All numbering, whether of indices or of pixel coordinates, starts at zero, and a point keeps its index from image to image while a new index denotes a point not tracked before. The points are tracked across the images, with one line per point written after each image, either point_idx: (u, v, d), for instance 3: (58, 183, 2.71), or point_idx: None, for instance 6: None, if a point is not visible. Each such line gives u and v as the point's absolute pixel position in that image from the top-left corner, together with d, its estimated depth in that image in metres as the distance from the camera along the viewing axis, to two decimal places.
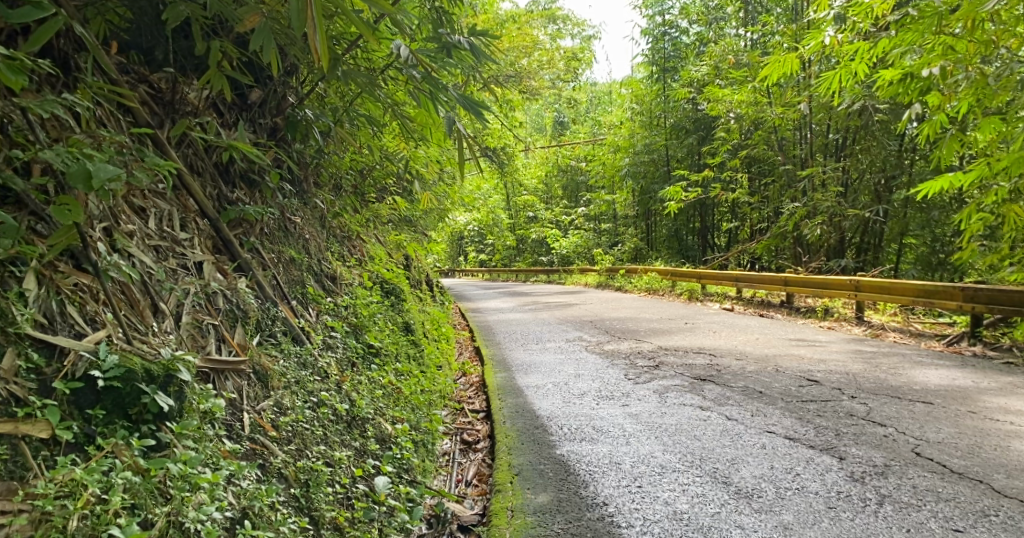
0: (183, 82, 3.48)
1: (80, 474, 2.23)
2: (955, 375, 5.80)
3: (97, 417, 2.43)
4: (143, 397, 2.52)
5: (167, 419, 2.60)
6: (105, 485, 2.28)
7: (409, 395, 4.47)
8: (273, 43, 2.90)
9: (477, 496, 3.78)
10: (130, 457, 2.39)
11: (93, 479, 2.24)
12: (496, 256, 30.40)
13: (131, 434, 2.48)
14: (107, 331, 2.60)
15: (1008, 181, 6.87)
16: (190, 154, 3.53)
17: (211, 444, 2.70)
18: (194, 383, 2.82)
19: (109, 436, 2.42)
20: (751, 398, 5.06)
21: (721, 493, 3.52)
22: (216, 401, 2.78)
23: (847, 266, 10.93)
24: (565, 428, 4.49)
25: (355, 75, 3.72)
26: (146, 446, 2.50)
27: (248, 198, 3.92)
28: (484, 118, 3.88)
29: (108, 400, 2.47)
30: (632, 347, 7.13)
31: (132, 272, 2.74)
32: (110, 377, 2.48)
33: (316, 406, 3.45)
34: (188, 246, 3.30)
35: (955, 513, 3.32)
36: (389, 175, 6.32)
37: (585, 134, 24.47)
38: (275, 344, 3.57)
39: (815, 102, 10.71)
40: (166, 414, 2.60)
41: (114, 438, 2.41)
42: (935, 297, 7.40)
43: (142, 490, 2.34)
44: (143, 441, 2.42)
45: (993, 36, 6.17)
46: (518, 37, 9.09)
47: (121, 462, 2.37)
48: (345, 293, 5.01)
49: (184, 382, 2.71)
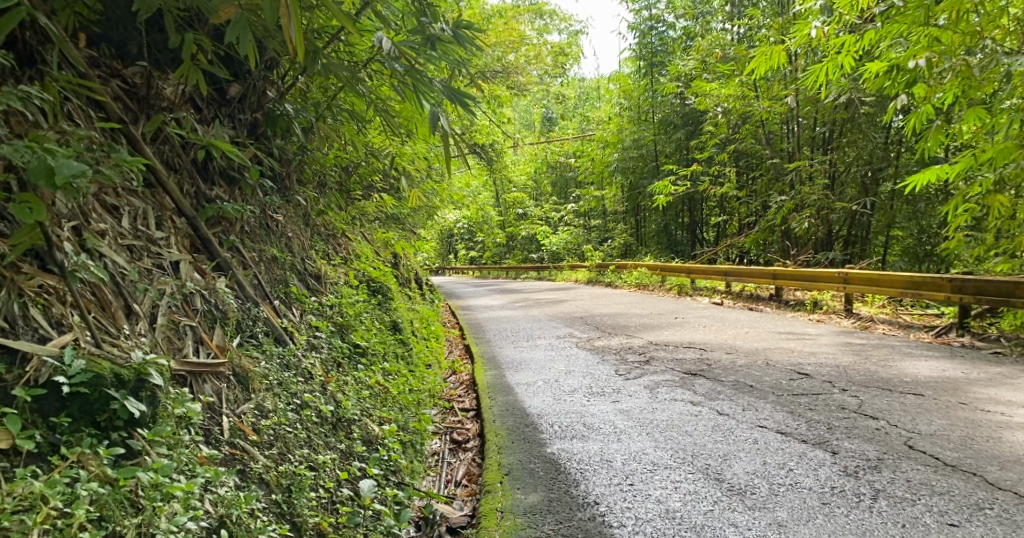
0: (158, 77, 3.38)
1: (41, 486, 2.14)
2: (945, 366, 5.78)
3: (62, 425, 2.35)
4: (112, 402, 2.44)
5: (138, 426, 2.52)
6: (69, 497, 2.19)
7: (397, 395, 4.40)
8: (249, 36, 2.82)
9: (467, 497, 3.71)
10: (97, 466, 2.30)
11: (55, 491, 2.16)
12: (485, 253, 30.29)
13: (99, 441, 2.40)
14: (75, 335, 2.52)
15: (993, 171, 6.85)
16: (166, 151, 3.44)
17: (187, 450, 2.62)
18: (170, 386, 2.73)
19: (75, 445, 2.33)
20: (742, 392, 5.02)
21: (714, 490, 3.47)
22: (191, 405, 2.69)
23: (835, 259, 10.93)
24: (556, 426, 4.42)
25: (336, 69, 3.63)
26: (116, 453, 2.41)
27: (228, 196, 3.83)
28: (470, 112, 3.80)
29: (74, 407, 2.39)
30: (623, 342, 7.08)
31: (101, 273, 2.66)
32: (76, 383, 2.40)
33: (299, 408, 3.37)
34: (164, 245, 3.21)
35: (950, 507, 3.29)
36: (375, 172, 6.23)
37: (574, 130, 24.45)
38: (256, 345, 3.49)
39: (802, 95, 10.68)
40: (137, 420, 2.51)
41: (80, 446, 2.32)
42: (923, 289, 7.39)
43: (110, 501, 2.26)
44: (112, 449, 2.34)
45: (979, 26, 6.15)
46: (504, 32, 9.02)
47: (88, 472, 2.28)
48: (330, 292, 4.92)
49: (157, 386, 2.62)
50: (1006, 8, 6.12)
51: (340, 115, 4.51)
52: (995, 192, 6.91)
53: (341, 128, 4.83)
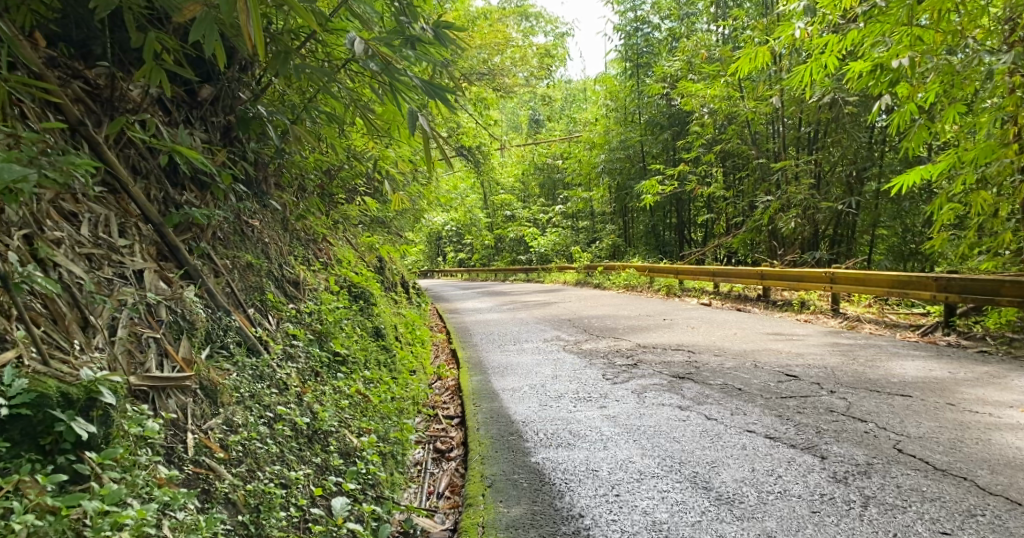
0: (122, 78, 3.28)
1: None
2: (932, 366, 5.73)
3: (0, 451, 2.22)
4: (58, 424, 2.31)
5: (87, 448, 2.39)
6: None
7: (378, 404, 4.28)
8: (215, 35, 2.70)
9: (449, 510, 3.61)
10: (36, 496, 2.17)
11: None
12: (473, 256, 30.11)
13: (42, 467, 2.28)
14: (17, 351, 2.40)
15: (975, 168, 6.85)
16: (130, 156, 3.33)
17: (145, 471, 2.50)
18: (128, 403, 2.63)
19: (15, 472, 2.21)
20: (730, 396, 4.94)
21: (701, 500, 3.39)
22: (149, 424, 2.57)
23: (821, 258, 10.88)
24: (541, 434, 4.32)
25: (309, 70, 3.51)
26: (61, 480, 2.29)
27: (199, 201, 3.71)
28: (450, 107, 3.67)
29: (15, 430, 2.26)
30: (610, 346, 6.99)
31: (51, 286, 2.47)
32: (17, 404, 2.27)
33: (271, 422, 3.26)
34: (127, 253, 3.09)
35: (941, 514, 3.21)
36: (357, 175, 6.13)
37: (561, 131, 24.39)
38: (227, 356, 3.38)
39: (787, 95, 10.64)
40: (87, 442, 2.39)
41: (18, 473, 2.19)
42: (910, 288, 7.34)
43: (50, 532, 2.13)
44: (54, 476, 2.21)
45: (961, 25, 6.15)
46: (489, 34, 8.96)
47: (26, 502, 2.15)
48: (310, 299, 4.79)
49: (111, 405, 2.50)
50: (986, 7, 6.11)
51: (318, 118, 4.39)
52: (977, 189, 6.96)
53: (319, 132, 4.72)
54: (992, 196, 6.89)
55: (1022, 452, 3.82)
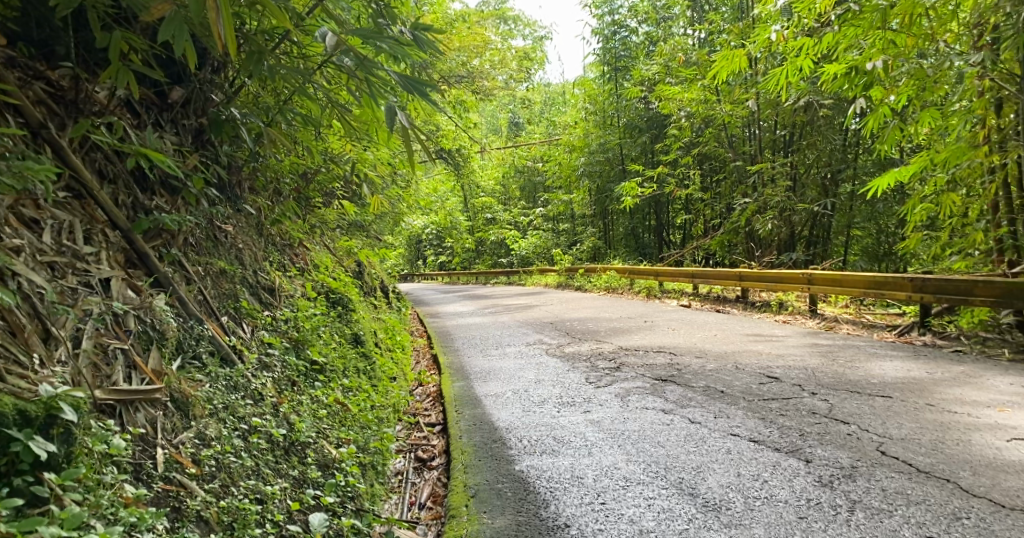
0: (87, 80, 3.17)
1: None
2: (909, 366, 5.75)
3: None
4: (14, 444, 2.20)
5: (46, 469, 2.29)
6: None
7: (357, 413, 4.18)
8: (185, 35, 2.61)
9: (431, 521, 3.53)
10: None
11: None
12: (453, 259, 29.93)
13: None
14: None
15: (946, 171, 6.96)
16: (96, 160, 3.22)
17: (110, 491, 2.40)
18: (92, 420, 2.52)
19: None
20: (713, 399, 4.91)
21: (688, 507, 3.34)
22: (113, 441, 2.46)
23: (798, 260, 10.93)
24: (524, 441, 4.25)
25: (284, 71, 3.43)
26: (18, 503, 2.18)
27: (169, 206, 3.59)
28: (429, 101, 3.61)
29: None
30: (592, 349, 6.93)
31: (6, 297, 2.36)
32: None
33: (245, 435, 3.17)
34: (93, 261, 2.98)
35: (928, 518, 3.19)
36: (335, 179, 6.06)
37: (540, 135, 24.34)
38: (200, 367, 3.28)
39: (763, 99, 10.69)
40: (45, 463, 2.29)
41: None
42: (886, 289, 7.36)
43: None
44: (12, 498, 2.11)
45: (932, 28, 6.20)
46: (467, 36, 8.89)
47: None
48: (286, 305, 4.68)
49: (71, 422, 2.40)
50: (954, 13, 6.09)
51: (294, 120, 4.31)
52: (947, 190, 7.08)
53: (294, 135, 4.64)
54: (962, 197, 6.99)
55: (1002, 452, 3.83)
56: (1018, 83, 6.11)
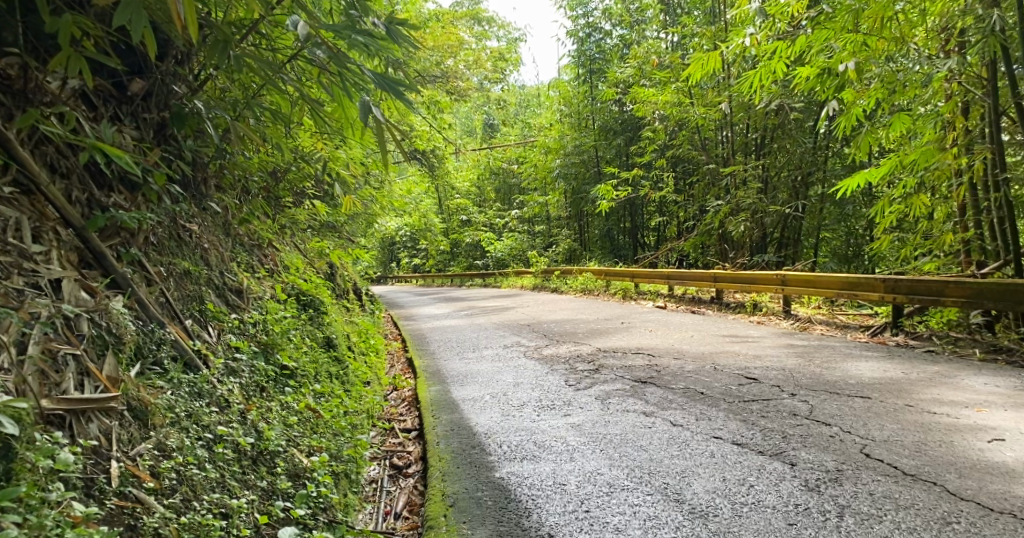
0: (37, 69, 2.98)
1: None
2: (885, 367, 5.72)
3: None
4: None
5: None
6: None
7: (329, 419, 4.02)
8: (141, 20, 2.44)
9: (407, 531, 3.39)
10: None
11: None
12: (428, 261, 29.63)
13: None
14: None
15: (915, 173, 6.96)
16: (47, 154, 3.02)
17: (55, 511, 2.23)
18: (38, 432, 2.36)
19: None
20: (694, 400, 4.82)
21: (674, 514, 3.23)
22: (59, 456, 2.29)
23: (771, 261, 10.93)
24: (504, 446, 4.11)
25: (250, 61, 3.25)
26: None
27: (129, 203, 3.40)
28: (405, 101, 3.45)
29: None
30: (570, 351, 6.82)
31: None
32: None
33: (210, 444, 3.01)
34: (42, 261, 2.80)
35: (918, 523, 3.11)
36: (305, 178, 5.89)
37: (515, 137, 24.23)
38: (161, 373, 3.10)
39: (735, 102, 10.70)
40: None
41: None
42: (859, 290, 7.33)
43: None
44: None
45: (901, 32, 6.20)
46: (440, 37, 8.77)
47: None
48: (254, 308, 4.49)
49: (11, 436, 2.26)
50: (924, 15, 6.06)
51: (263, 114, 4.13)
52: (915, 192, 7.06)
53: (261, 130, 4.47)
54: (929, 199, 6.99)
55: (986, 453, 3.78)
56: (986, 87, 6.13)
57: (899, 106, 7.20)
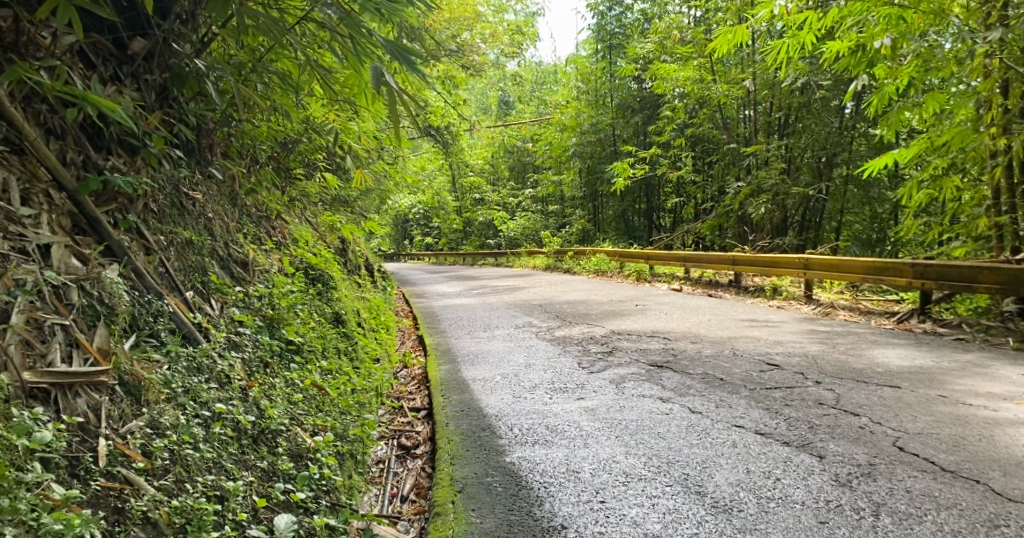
0: (29, 22, 2.84)
1: None
2: (914, 354, 5.48)
3: None
4: None
5: None
6: None
7: (336, 398, 3.85)
8: None
9: (414, 516, 3.23)
10: None
11: None
12: (440, 240, 29.41)
13: None
14: None
15: (948, 154, 6.65)
16: (40, 111, 2.86)
17: (30, 495, 2.13)
18: (13, 410, 2.25)
19: None
20: (714, 386, 4.62)
21: (696, 508, 3.05)
22: (31, 439, 2.20)
23: (791, 244, 10.63)
24: (515, 429, 3.94)
25: (255, 16, 3.02)
26: None
27: (127, 167, 3.24)
28: (417, 72, 3.22)
29: None
30: (584, 332, 6.62)
31: None
32: None
33: (208, 423, 2.86)
34: (31, 226, 2.66)
35: (962, 525, 2.91)
36: (315, 148, 5.71)
37: (532, 114, 23.91)
38: (157, 346, 2.96)
39: (760, 78, 10.35)
40: None
41: None
42: (886, 275, 7.03)
43: None
44: None
45: (940, 5, 5.87)
46: (456, 8, 8.54)
47: None
48: (260, 281, 4.32)
49: None
50: None
51: (270, 79, 3.92)
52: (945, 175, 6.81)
53: (269, 97, 4.26)
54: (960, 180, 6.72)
55: None
56: None
57: (932, 84, 6.86)
